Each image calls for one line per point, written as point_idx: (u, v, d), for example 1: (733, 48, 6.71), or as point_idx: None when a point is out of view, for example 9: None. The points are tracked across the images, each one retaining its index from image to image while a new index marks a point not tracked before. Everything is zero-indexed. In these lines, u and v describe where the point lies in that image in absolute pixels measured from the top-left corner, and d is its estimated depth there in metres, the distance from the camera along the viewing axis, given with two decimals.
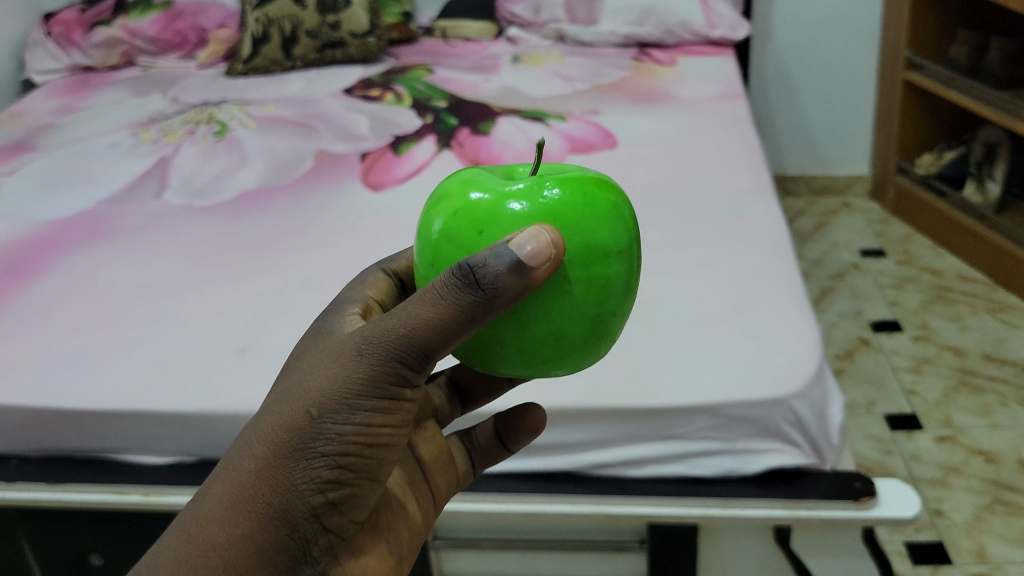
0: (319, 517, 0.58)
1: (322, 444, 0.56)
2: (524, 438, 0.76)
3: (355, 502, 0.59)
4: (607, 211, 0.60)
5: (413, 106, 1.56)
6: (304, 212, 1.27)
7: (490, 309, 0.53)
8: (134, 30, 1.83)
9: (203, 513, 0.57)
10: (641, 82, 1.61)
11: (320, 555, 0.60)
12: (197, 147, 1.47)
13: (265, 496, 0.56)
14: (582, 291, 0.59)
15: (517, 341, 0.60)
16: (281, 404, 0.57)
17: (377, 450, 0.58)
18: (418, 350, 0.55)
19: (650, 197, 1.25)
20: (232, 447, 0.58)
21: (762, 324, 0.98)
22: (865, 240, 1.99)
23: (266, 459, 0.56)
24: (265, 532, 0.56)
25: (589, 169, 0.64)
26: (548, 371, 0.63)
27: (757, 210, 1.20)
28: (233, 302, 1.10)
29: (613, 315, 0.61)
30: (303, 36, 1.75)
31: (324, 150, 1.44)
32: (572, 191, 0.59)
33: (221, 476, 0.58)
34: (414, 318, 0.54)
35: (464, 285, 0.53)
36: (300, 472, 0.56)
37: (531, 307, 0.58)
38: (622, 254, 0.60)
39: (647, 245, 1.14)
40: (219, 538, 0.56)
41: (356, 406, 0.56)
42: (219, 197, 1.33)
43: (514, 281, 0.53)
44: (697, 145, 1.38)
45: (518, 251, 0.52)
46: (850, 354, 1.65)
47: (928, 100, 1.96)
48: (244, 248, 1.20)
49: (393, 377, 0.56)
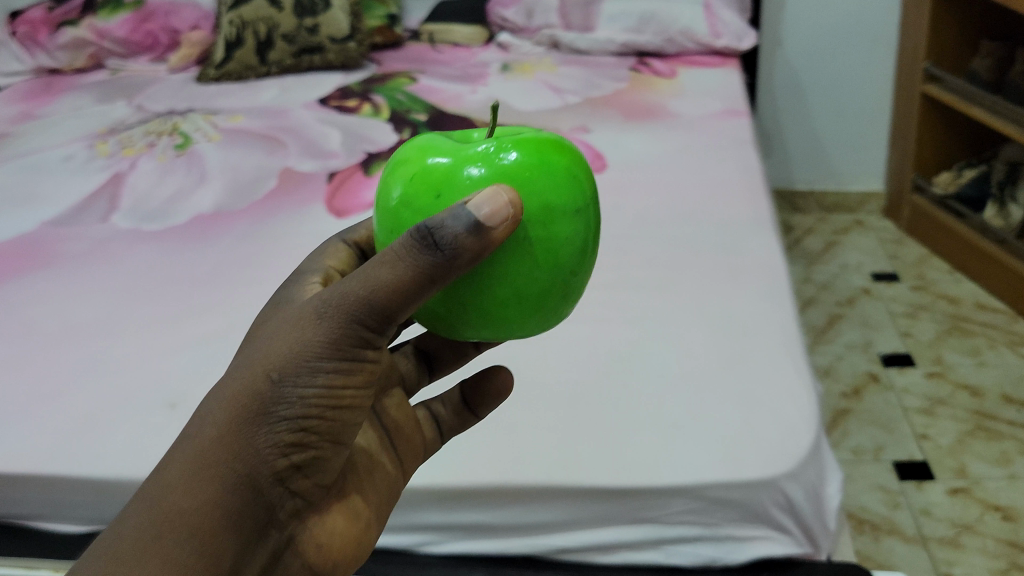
0: (283, 479, 0.57)
1: (284, 407, 0.54)
2: (492, 403, 0.75)
3: (319, 464, 0.59)
4: (565, 173, 0.60)
5: (391, 120, 1.45)
6: (259, 240, 1.16)
7: (449, 272, 0.53)
8: (102, 31, 1.74)
9: (165, 479, 0.55)
10: (637, 96, 1.49)
11: (285, 516, 0.59)
12: (155, 162, 1.37)
13: (227, 460, 0.55)
14: (542, 251, 0.58)
15: (479, 305, 0.60)
16: (242, 369, 0.56)
17: (341, 413, 0.57)
18: (379, 313, 0.54)
19: (639, 230, 1.13)
20: (194, 414, 0.56)
21: (752, 389, 0.87)
22: (878, 263, 1.87)
23: (227, 422, 0.55)
24: (229, 496, 0.55)
25: (546, 132, 0.64)
26: (510, 333, 0.63)
27: (753, 247, 1.09)
28: (168, 348, 0.99)
29: (574, 275, 0.61)
30: (279, 40, 1.65)
31: (289, 169, 1.33)
32: (529, 153, 0.59)
33: (184, 443, 0.56)
34: (372, 281, 0.53)
35: (421, 247, 0.52)
36: (263, 435, 0.55)
37: (491, 269, 0.58)
38: (580, 212, 0.60)
39: (629, 284, 1.03)
40: (183, 504, 0.54)
41: (317, 367, 0.54)
42: (169, 221, 1.22)
43: (472, 243, 0.52)
44: (692, 169, 1.26)
45: (475, 213, 0.52)
46: (857, 391, 1.53)
47: (948, 114, 1.84)
48: (186, 283, 1.09)
49: (353, 340, 0.54)
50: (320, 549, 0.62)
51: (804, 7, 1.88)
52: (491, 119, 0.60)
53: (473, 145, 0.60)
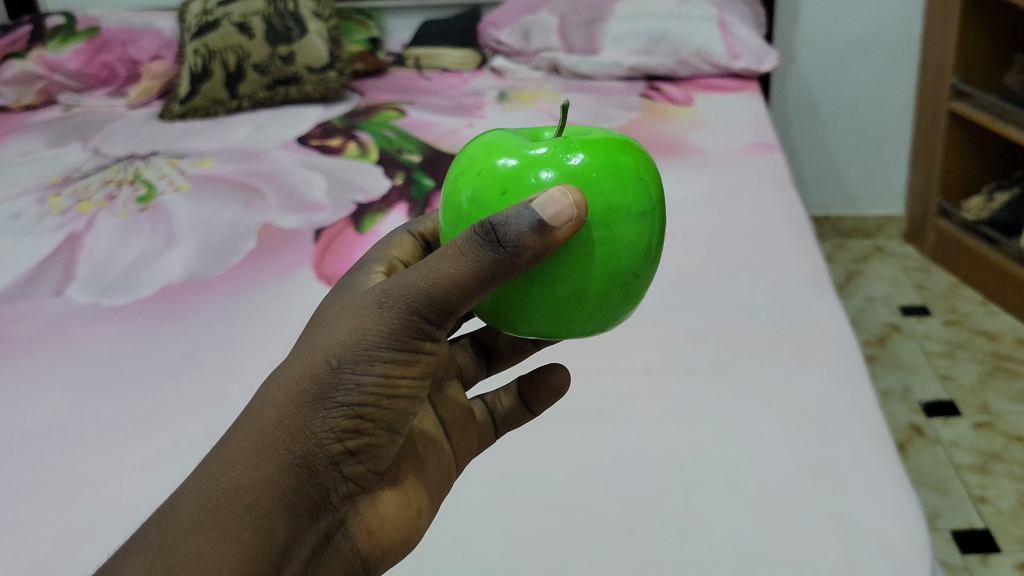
0: (339, 464, 0.53)
1: (342, 394, 0.52)
2: (548, 400, 0.73)
3: (375, 452, 0.55)
4: (631, 176, 0.55)
5: (381, 162, 1.30)
6: (240, 317, 1.00)
7: (509, 269, 0.51)
8: (53, 64, 1.58)
9: (222, 458, 0.52)
10: (653, 128, 1.34)
11: (339, 502, 0.55)
12: (116, 219, 1.20)
13: (286, 442, 0.51)
14: (605, 254, 0.54)
15: (540, 306, 0.56)
16: (301, 356, 0.53)
17: (397, 403, 0.54)
18: (439, 306, 0.52)
19: (680, 295, 0.98)
20: (251, 399, 0.53)
21: (842, 502, 0.73)
22: (906, 294, 1.74)
23: (285, 405, 0.52)
24: (286, 478, 0.51)
25: (614, 133, 0.59)
26: (568, 335, 0.59)
27: (816, 312, 0.94)
28: (132, 464, 0.82)
29: (637, 278, 0.57)
30: (250, 70, 1.49)
31: (270, 224, 1.17)
32: (595, 154, 0.55)
33: (242, 425, 0.52)
34: (433, 274, 0.51)
35: (483, 243, 0.50)
36: (320, 420, 0.52)
37: (552, 268, 0.54)
38: (646, 215, 0.56)
39: (678, 369, 0.88)
40: (240, 481, 0.51)
41: (375, 356, 0.52)
42: (134, 294, 1.05)
43: (534, 241, 0.51)
44: (728, 218, 1.11)
45: (539, 212, 0.50)
46: (901, 446, 1.40)
47: (977, 132, 1.71)
48: (155, 373, 0.93)
49: (412, 332, 0.52)
50: (371, 533, 0.57)
51: (819, 20, 1.77)
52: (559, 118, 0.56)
53: (541, 144, 0.56)
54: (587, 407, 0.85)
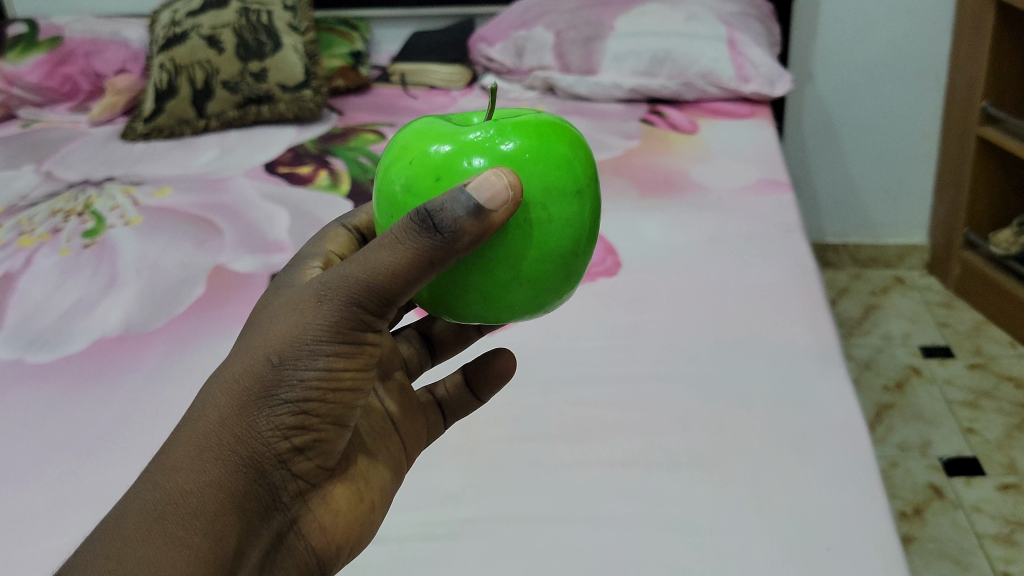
0: (286, 462, 0.52)
1: (285, 390, 0.49)
2: (495, 387, 0.70)
3: (324, 448, 0.53)
4: (564, 155, 0.55)
5: (351, 195, 1.19)
6: (172, 382, 0.89)
7: (449, 256, 0.49)
8: (12, 77, 1.52)
9: (166, 462, 0.50)
10: (652, 160, 1.23)
11: (290, 500, 0.53)
12: (57, 256, 1.10)
13: (230, 443, 0.49)
14: (541, 234, 0.54)
15: (480, 291, 0.55)
16: (241, 354, 0.51)
17: (344, 397, 0.52)
18: (380, 297, 0.49)
19: (669, 370, 0.87)
20: (194, 399, 0.51)
21: None
22: (927, 333, 1.62)
23: (226, 405, 0.49)
24: (231, 480, 0.49)
25: (546, 115, 0.58)
26: (507, 319, 0.58)
27: (821, 395, 0.82)
28: (22, 564, 0.71)
29: (575, 256, 0.56)
30: (218, 87, 1.40)
31: (222, 267, 1.06)
32: (528, 137, 0.54)
33: (184, 429, 0.50)
34: (371, 266, 0.49)
35: (421, 231, 0.48)
36: (264, 419, 0.50)
37: (488, 253, 0.53)
38: (580, 193, 0.55)
39: (664, 465, 0.76)
40: (185, 486, 0.49)
41: (317, 351, 0.49)
42: (63, 349, 0.95)
43: (472, 227, 0.48)
44: (726, 274, 1.00)
45: (475, 196, 0.48)
46: (920, 510, 1.27)
47: (1008, 160, 1.58)
48: (71, 451, 0.82)
49: (354, 324, 0.50)
50: (323, 531, 0.55)
51: (837, 35, 1.66)
52: (488, 100, 0.55)
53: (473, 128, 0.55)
54: (556, 511, 0.73)
